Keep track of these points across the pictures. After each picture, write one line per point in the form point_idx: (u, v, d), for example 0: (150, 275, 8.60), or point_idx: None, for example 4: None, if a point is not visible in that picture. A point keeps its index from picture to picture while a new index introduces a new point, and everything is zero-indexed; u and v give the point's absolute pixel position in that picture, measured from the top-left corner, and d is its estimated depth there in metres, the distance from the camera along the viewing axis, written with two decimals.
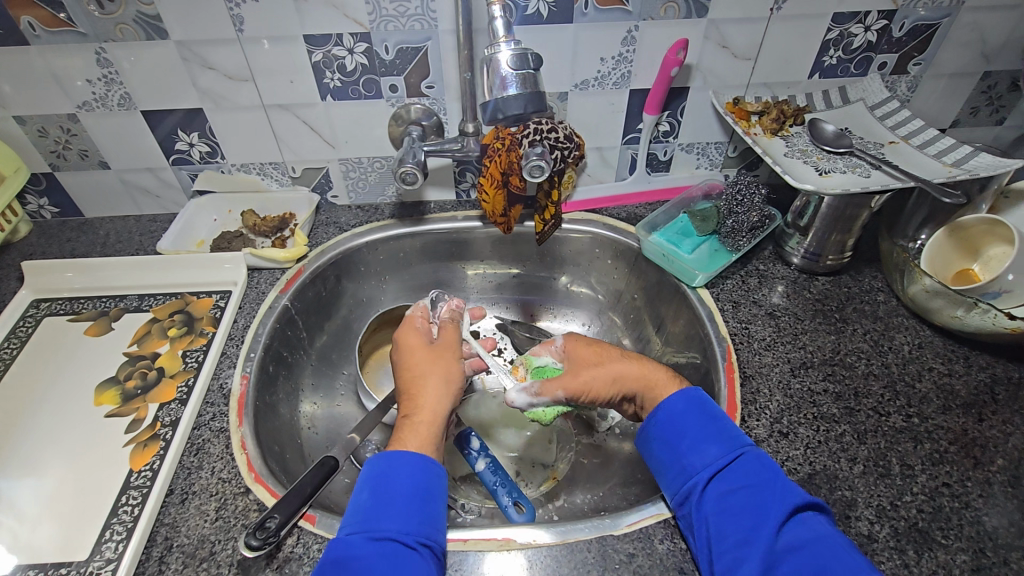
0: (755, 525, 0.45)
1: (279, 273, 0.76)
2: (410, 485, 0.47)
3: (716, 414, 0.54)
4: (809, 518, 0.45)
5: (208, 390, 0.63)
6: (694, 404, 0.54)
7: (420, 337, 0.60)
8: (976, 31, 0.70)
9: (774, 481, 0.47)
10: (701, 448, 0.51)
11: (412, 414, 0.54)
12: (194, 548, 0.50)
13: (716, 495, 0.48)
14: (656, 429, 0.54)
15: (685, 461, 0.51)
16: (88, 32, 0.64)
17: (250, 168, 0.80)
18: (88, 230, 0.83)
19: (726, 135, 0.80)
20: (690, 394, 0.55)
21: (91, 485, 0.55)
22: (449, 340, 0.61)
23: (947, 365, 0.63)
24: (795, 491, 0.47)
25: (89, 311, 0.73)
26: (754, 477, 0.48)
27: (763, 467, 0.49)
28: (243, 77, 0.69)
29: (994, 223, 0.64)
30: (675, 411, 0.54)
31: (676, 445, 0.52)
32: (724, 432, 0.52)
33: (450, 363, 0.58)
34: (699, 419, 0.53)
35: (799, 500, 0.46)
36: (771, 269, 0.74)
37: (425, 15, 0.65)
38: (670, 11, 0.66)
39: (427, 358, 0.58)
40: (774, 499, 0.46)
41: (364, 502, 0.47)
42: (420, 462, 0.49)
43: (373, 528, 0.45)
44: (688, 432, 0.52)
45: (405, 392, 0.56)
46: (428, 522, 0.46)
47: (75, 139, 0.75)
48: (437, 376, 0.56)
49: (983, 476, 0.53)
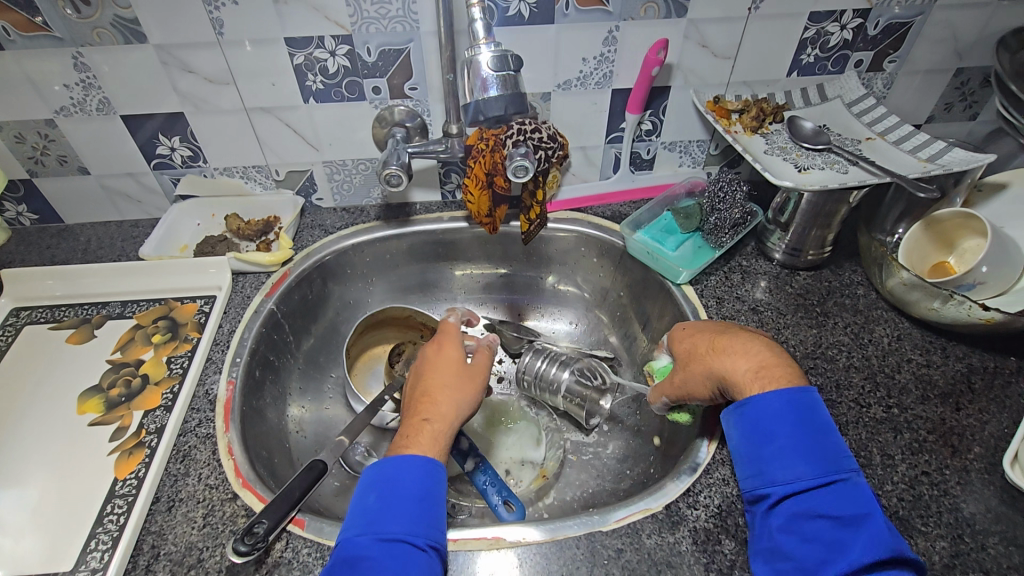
0: (825, 557, 0.42)
1: (264, 277, 0.75)
2: (418, 489, 0.47)
3: (822, 425, 0.47)
4: (897, 572, 0.40)
5: (194, 397, 0.62)
6: (795, 414, 0.48)
7: (456, 351, 0.60)
8: (948, 29, 0.71)
9: (867, 520, 0.42)
10: (788, 462, 0.46)
11: (431, 418, 0.53)
12: (182, 555, 0.49)
13: (789, 512, 0.45)
14: (742, 426, 0.50)
15: (767, 468, 0.47)
16: (65, 36, 0.63)
17: (233, 172, 0.79)
18: (68, 236, 0.82)
19: (708, 133, 0.81)
20: (792, 399, 0.49)
21: (76, 495, 0.54)
22: (482, 363, 0.61)
23: (925, 357, 0.64)
24: (889, 542, 0.40)
25: (70, 318, 0.72)
26: (842, 510, 0.43)
27: (860, 502, 0.43)
28: (224, 80, 0.69)
29: (969, 216, 0.66)
30: (767, 414, 0.49)
31: (761, 448, 0.48)
32: (820, 451, 0.46)
33: (476, 386, 0.58)
34: (793, 429, 0.47)
35: (892, 552, 0.40)
36: (753, 265, 0.75)
37: (407, 17, 0.65)
38: (650, 11, 0.66)
39: (458, 371, 0.58)
40: (859, 542, 0.41)
41: (372, 504, 0.47)
42: (427, 465, 0.49)
43: (381, 530, 0.45)
44: (776, 440, 0.47)
45: (426, 396, 0.55)
46: (435, 525, 0.46)
47: (53, 145, 0.74)
48: (462, 393, 0.56)
49: (961, 464, 0.55)
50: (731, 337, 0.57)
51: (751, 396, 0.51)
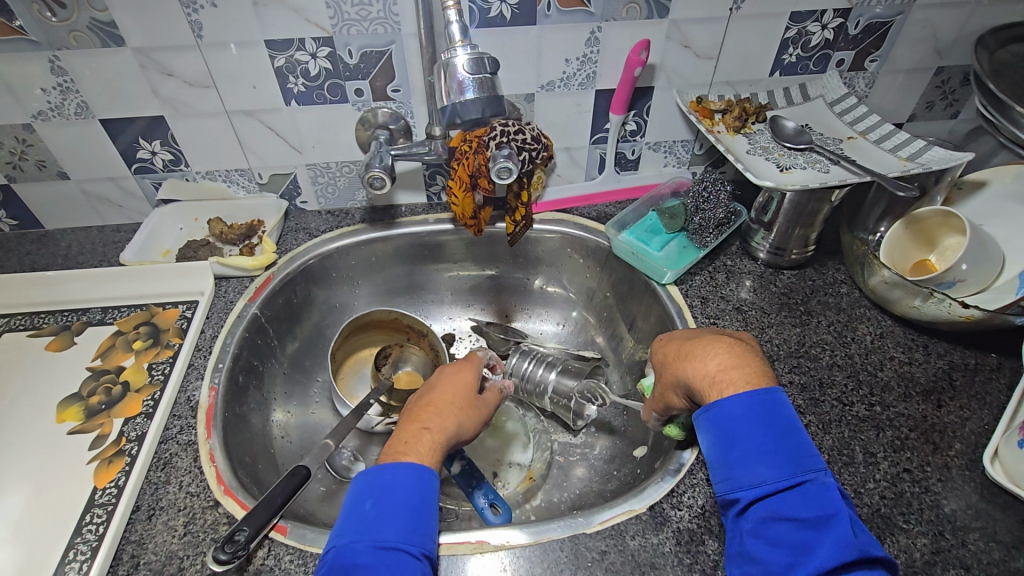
0: (791, 562, 0.41)
1: (247, 281, 0.75)
2: (414, 498, 0.47)
3: (787, 424, 0.46)
4: (866, 575, 0.39)
5: (176, 404, 0.61)
6: (759, 415, 0.46)
7: (473, 378, 0.61)
8: (928, 29, 0.72)
9: (832, 522, 0.41)
10: (754, 466, 0.45)
11: (431, 428, 0.53)
12: (162, 564, 0.49)
13: (756, 517, 0.44)
14: (709, 430, 0.48)
15: (735, 472, 0.46)
16: (41, 40, 0.63)
17: (215, 176, 0.79)
18: (48, 242, 0.81)
19: (692, 133, 0.81)
20: (755, 399, 0.47)
21: (54, 505, 0.54)
22: (490, 398, 0.62)
23: (908, 354, 0.65)
24: (856, 545, 0.39)
25: (50, 325, 0.71)
26: (808, 512, 0.42)
27: (825, 503, 0.42)
28: (204, 83, 0.68)
29: (949, 215, 0.66)
30: (732, 417, 0.47)
31: (725, 452, 0.47)
32: (787, 452, 0.44)
33: (477, 415, 0.58)
34: (759, 432, 0.46)
35: (857, 554, 0.39)
36: (738, 264, 0.76)
37: (388, 19, 0.65)
38: (631, 11, 0.66)
39: (469, 395, 0.59)
40: (826, 545, 0.40)
41: (368, 511, 0.46)
42: (423, 474, 0.48)
43: (378, 538, 0.44)
44: (742, 443, 0.46)
45: (432, 407, 0.56)
46: (430, 534, 0.46)
47: (31, 150, 0.73)
48: (463, 418, 0.56)
49: (942, 461, 0.55)
50: (698, 342, 0.55)
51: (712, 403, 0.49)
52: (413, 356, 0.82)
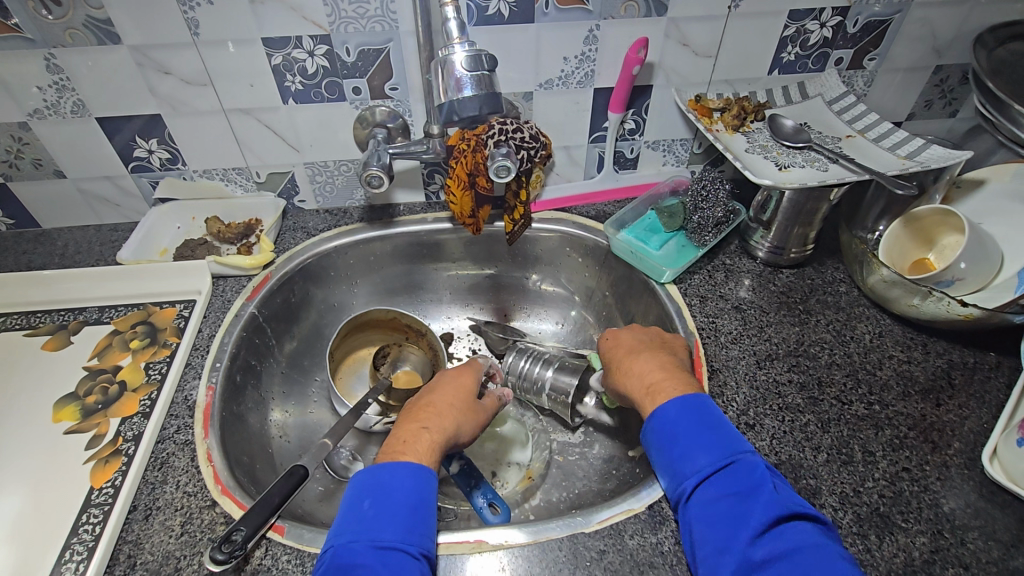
0: (733, 533, 0.44)
1: (245, 280, 0.75)
2: (412, 497, 0.47)
3: (716, 416, 0.51)
4: (796, 529, 0.43)
5: (173, 403, 0.61)
6: (692, 409, 0.52)
7: (473, 381, 0.61)
8: (926, 27, 0.72)
9: (763, 489, 0.45)
10: (691, 454, 0.49)
11: (430, 429, 0.53)
12: (159, 564, 0.49)
13: (700, 502, 0.47)
14: (652, 433, 0.53)
15: (676, 466, 0.50)
16: (36, 37, 0.62)
17: (213, 174, 0.78)
18: (45, 241, 0.81)
19: (691, 132, 0.81)
20: (688, 399, 0.52)
21: (51, 505, 0.53)
22: (489, 403, 0.62)
23: (907, 353, 0.64)
24: (781, 502, 0.44)
25: (46, 324, 0.71)
26: (741, 485, 0.46)
27: (754, 474, 0.46)
28: (201, 81, 0.68)
29: (948, 214, 0.65)
30: (669, 419, 0.52)
31: (667, 449, 0.51)
32: (718, 437, 0.49)
33: (475, 419, 0.58)
34: (694, 424, 0.50)
35: (785, 512, 0.44)
36: (737, 263, 0.76)
37: (386, 17, 0.64)
38: (629, 10, 0.66)
39: (468, 398, 0.59)
40: (759, 509, 0.44)
41: (366, 511, 0.46)
42: (421, 473, 0.49)
43: (376, 537, 0.44)
44: (680, 438, 0.50)
45: (432, 408, 0.56)
46: (428, 534, 0.46)
47: (27, 148, 0.73)
48: (461, 420, 0.57)
49: (941, 459, 0.55)
50: (638, 348, 0.61)
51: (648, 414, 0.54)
52: (411, 355, 0.81)
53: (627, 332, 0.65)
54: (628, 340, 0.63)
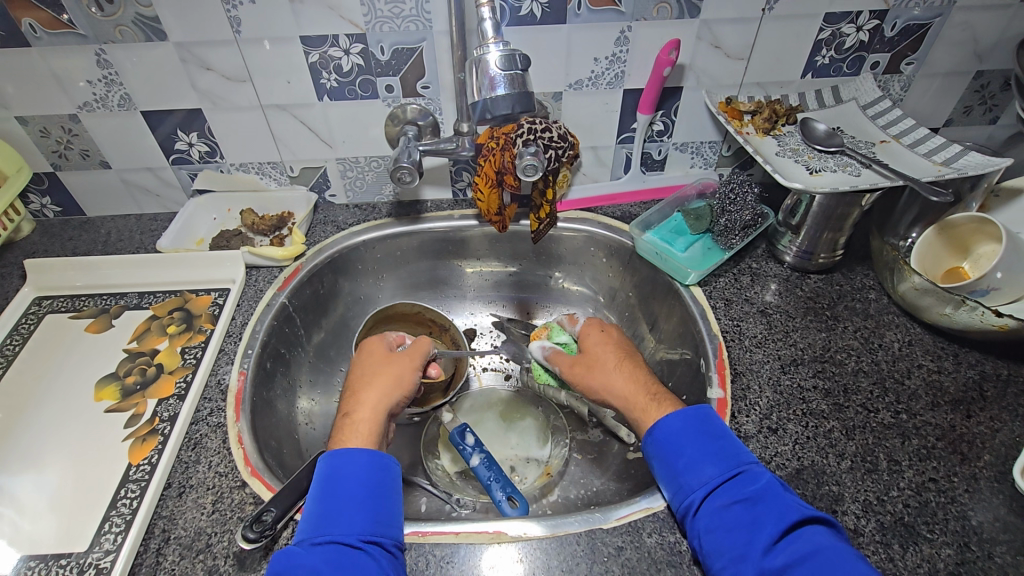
0: (747, 540, 0.45)
1: (277, 271, 0.77)
2: (352, 485, 0.49)
3: (719, 430, 0.53)
4: (809, 532, 0.44)
5: (206, 386, 0.64)
6: (695, 420, 0.53)
7: (384, 346, 0.64)
8: (967, 31, 0.70)
9: (772, 495, 0.47)
10: (698, 465, 0.50)
11: (358, 413, 0.56)
12: (191, 540, 0.51)
13: (710, 512, 0.48)
14: (655, 447, 0.54)
15: (683, 478, 0.51)
16: (89, 34, 0.65)
17: (249, 168, 0.81)
18: (90, 229, 0.84)
19: (720, 134, 0.81)
20: (690, 411, 0.54)
21: (91, 479, 0.56)
22: (416, 348, 0.65)
23: (937, 363, 0.63)
24: (792, 506, 0.46)
25: (89, 308, 0.74)
26: (751, 492, 0.47)
27: (762, 482, 0.48)
28: (241, 78, 0.70)
29: (984, 222, 0.64)
30: (673, 430, 0.53)
31: (673, 463, 0.52)
32: (724, 449, 0.51)
33: (405, 373, 0.61)
34: (699, 437, 0.52)
35: (799, 515, 0.45)
36: (763, 267, 0.75)
37: (420, 17, 0.66)
38: (662, 11, 0.66)
39: (380, 367, 0.61)
40: (772, 515, 0.45)
41: (310, 507, 0.48)
42: (366, 461, 0.51)
43: (316, 534, 0.46)
44: (686, 450, 0.52)
45: (352, 390, 0.59)
46: (378, 520, 0.48)
47: (76, 139, 0.76)
48: (381, 381, 0.60)
49: (969, 471, 0.54)
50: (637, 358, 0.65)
51: (651, 423, 0.56)
52: None
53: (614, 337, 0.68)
54: (624, 348, 0.66)
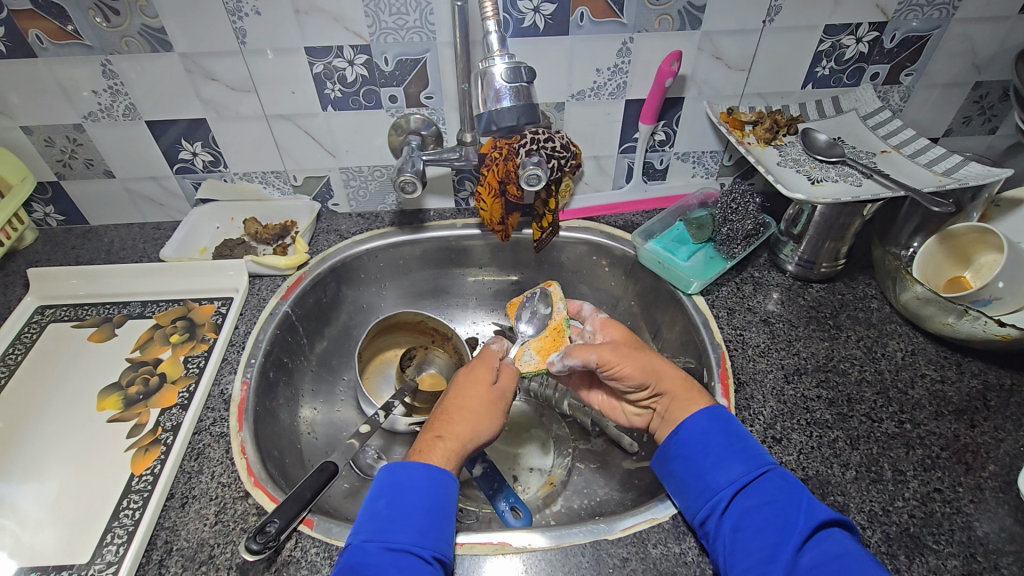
0: (778, 541, 0.45)
1: (280, 280, 0.77)
2: (426, 499, 0.49)
3: (742, 433, 0.53)
4: (837, 533, 0.45)
5: (209, 396, 0.63)
6: (720, 422, 0.53)
7: (486, 373, 0.61)
8: (966, 42, 0.71)
9: (801, 497, 0.47)
10: (725, 464, 0.50)
11: (444, 437, 0.54)
12: (194, 551, 0.51)
13: (739, 512, 0.47)
14: (680, 446, 0.53)
15: (709, 478, 0.50)
16: (95, 44, 0.66)
17: (253, 177, 0.81)
18: (92, 237, 0.85)
19: (721, 144, 0.81)
20: (714, 411, 0.54)
21: (93, 490, 0.56)
22: (506, 385, 0.62)
23: (940, 372, 0.63)
24: (822, 508, 0.46)
25: (92, 317, 0.74)
26: (778, 493, 0.47)
27: (788, 484, 0.48)
28: (245, 88, 0.71)
29: (985, 232, 0.65)
30: (699, 429, 0.53)
31: (700, 462, 0.51)
32: (748, 450, 0.51)
33: (498, 412, 0.59)
34: (725, 437, 0.52)
35: (827, 516, 0.46)
36: (765, 276, 0.75)
37: (424, 28, 0.66)
38: (664, 23, 0.67)
39: (484, 397, 0.59)
40: (802, 515, 0.46)
41: (382, 511, 0.48)
42: (437, 475, 0.51)
43: (389, 538, 0.46)
44: (712, 449, 0.52)
45: (445, 412, 0.57)
46: (441, 537, 0.48)
47: (81, 149, 0.76)
48: (481, 420, 0.57)
49: (975, 482, 0.54)
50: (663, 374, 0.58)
51: (678, 423, 0.55)
52: (437, 358, 0.83)
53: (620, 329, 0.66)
54: (647, 373, 0.58)
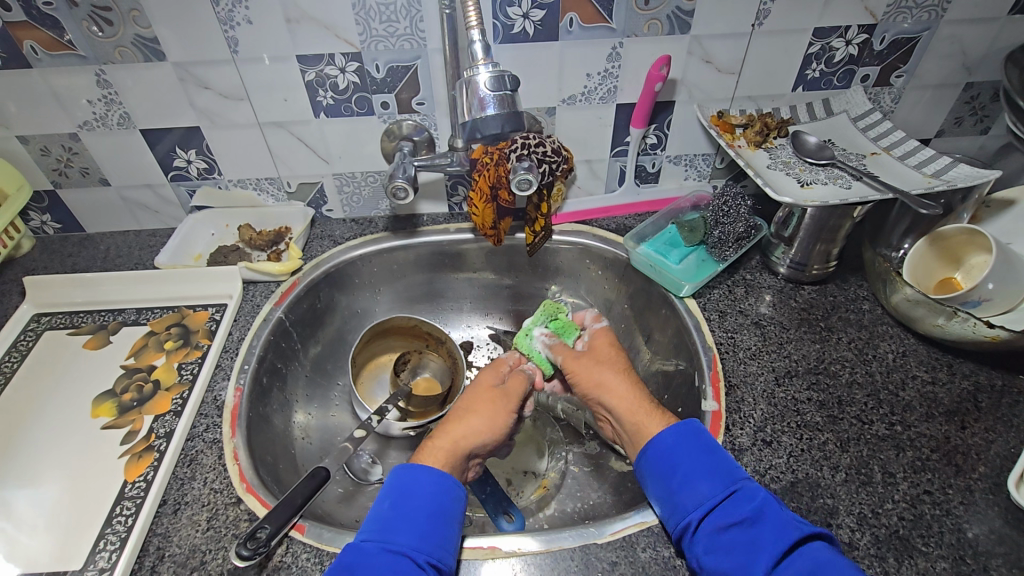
0: (749, 560, 0.45)
1: (274, 286, 0.77)
2: (428, 504, 0.49)
3: (710, 449, 0.53)
4: (808, 549, 0.45)
5: (203, 402, 0.64)
6: (686, 439, 0.53)
7: (492, 380, 0.62)
8: (955, 44, 0.71)
9: (770, 514, 0.47)
10: (694, 485, 0.50)
11: (440, 437, 0.56)
12: (186, 557, 0.51)
13: (709, 533, 0.48)
14: (649, 463, 0.54)
15: (679, 498, 0.50)
16: (88, 55, 0.66)
17: (246, 184, 0.82)
18: (89, 245, 0.85)
19: (713, 147, 0.82)
20: (681, 429, 0.54)
21: (88, 496, 0.56)
22: (513, 388, 0.62)
23: (931, 373, 0.63)
24: (791, 524, 0.46)
25: (88, 324, 0.74)
26: (748, 511, 0.47)
27: (757, 500, 0.48)
28: (238, 96, 0.71)
29: (974, 233, 0.65)
30: (667, 447, 0.53)
31: (668, 482, 0.52)
32: (716, 468, 0.51)
33: (501, 416, 0.58)
34: (692, 456, 0.52)
35: (797, 533, 0.45)
36: (757, 278, 0.75)
37: (414, 35, 0.67)
38: (653, 27, 0.67)
39: (489, 403, 0.59)
40: (772, 535, 0.45)
41: (384, 513, 0.49)
42: (443, 483, 0.51)
43: (388, 540, 0.47)
44: (682, 468, 0.52)
45: (453, 412, 0.59)
46: (440, 544, 0.48)
47: (76, 158, 0.77)
48: (479, 423, 0.57)
49: (964, 484, 0.54)
50: (608, 388, 0.60)
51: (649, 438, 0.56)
52: (432, 363, 0.83)
53: (610, 349, 0.66)
54: (591, 381, 0.62)
